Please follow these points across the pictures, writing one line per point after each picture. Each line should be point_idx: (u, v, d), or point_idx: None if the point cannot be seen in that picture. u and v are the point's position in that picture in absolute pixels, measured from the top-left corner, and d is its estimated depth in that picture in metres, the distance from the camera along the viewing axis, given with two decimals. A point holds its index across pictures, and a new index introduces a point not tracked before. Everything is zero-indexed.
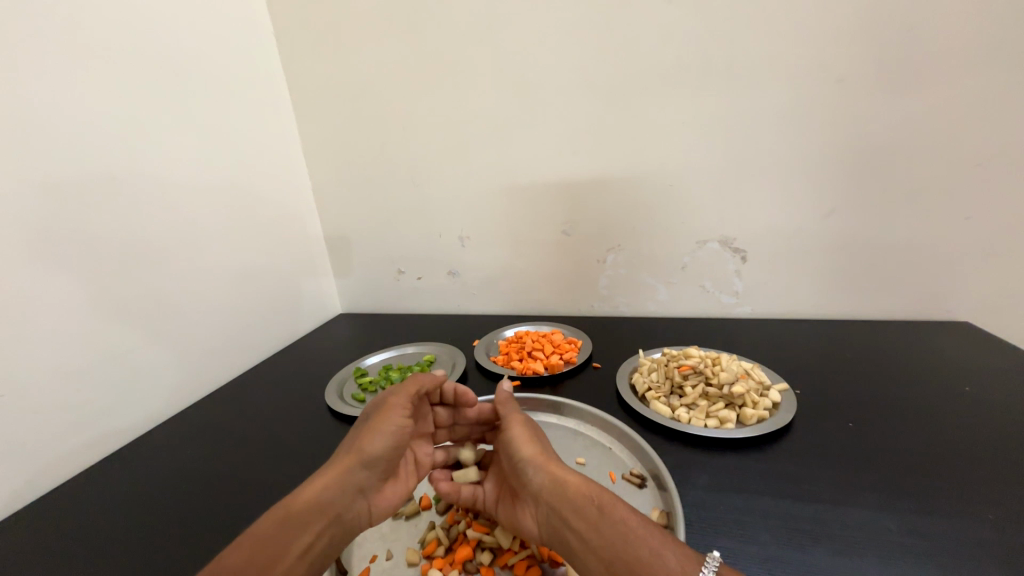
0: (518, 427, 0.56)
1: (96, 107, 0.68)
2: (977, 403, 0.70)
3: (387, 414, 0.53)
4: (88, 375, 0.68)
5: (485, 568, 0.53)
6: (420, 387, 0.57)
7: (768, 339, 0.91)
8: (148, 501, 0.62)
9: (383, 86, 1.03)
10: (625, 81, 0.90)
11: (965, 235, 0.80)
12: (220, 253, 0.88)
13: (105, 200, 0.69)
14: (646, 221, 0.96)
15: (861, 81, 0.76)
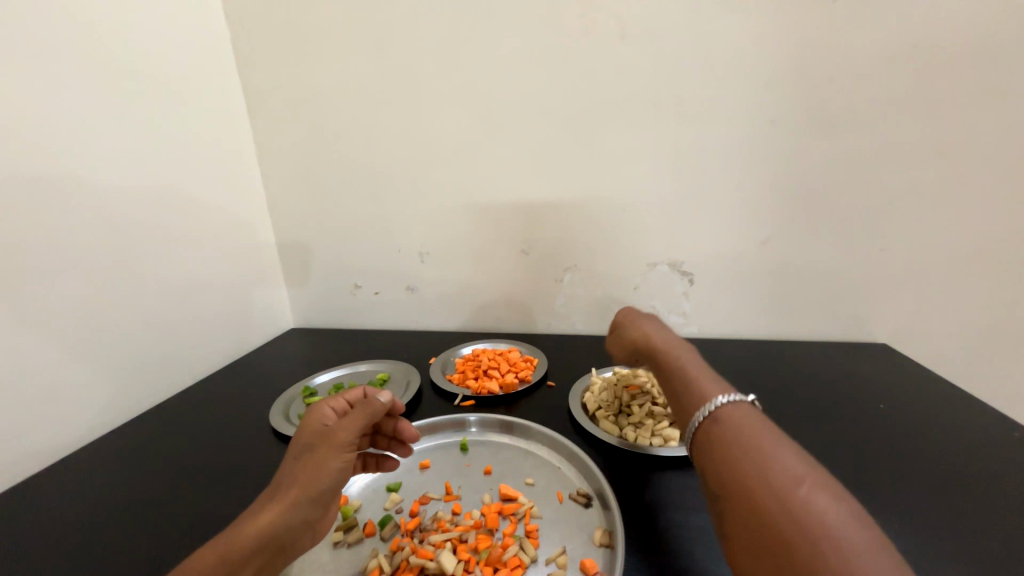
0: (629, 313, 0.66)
1: (19, 114, 0.67)
2: (892, 418, 0.75)
3: (341, 446, 0.52)
4: (6, 393, 0.66)
5: None
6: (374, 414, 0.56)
7: (711, 356, 0.95)
8: (83, 526, 0.61)
9: (340, 99, 1.03)
10: (578, 106, 0.93)
11: (879, 266, 0.91)
12: (160, 265, 0.88)
13: (25, 208, 0.68)
14: (598, 242, 1.00)
15: (789, 126, 0.86)
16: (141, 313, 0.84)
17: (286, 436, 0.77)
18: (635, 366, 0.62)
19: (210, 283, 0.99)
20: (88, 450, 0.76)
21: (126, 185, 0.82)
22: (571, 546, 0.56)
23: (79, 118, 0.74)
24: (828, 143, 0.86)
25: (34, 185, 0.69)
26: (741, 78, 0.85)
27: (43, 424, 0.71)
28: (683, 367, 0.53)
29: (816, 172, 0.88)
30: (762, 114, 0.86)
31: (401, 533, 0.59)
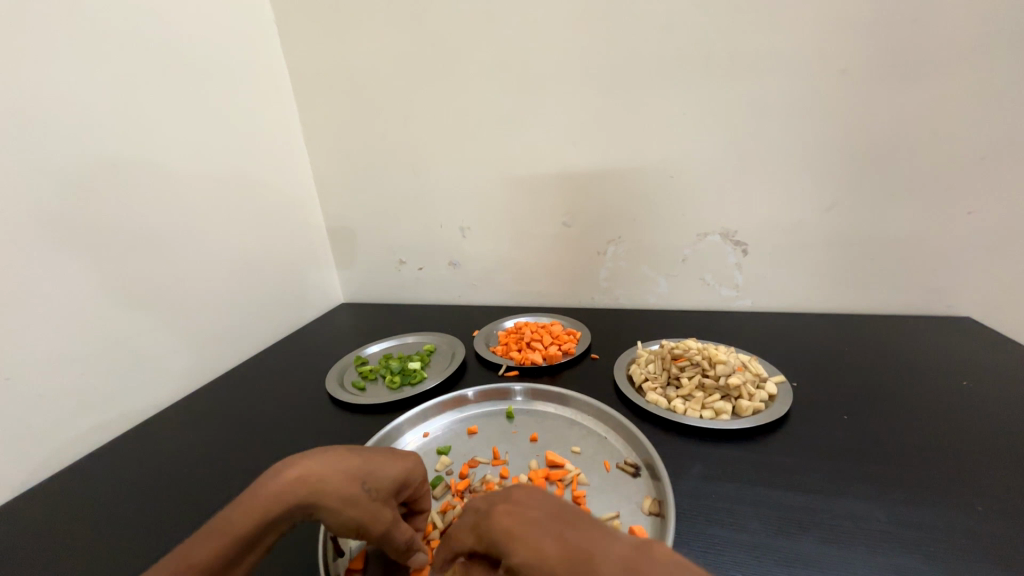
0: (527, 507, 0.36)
1: (96, 101, 0.72)
2: (978, 395, 0.68)
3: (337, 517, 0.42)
4: (100, 357, 0.74)
5: None
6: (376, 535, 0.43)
7: (767, 330, 0.91)
8: (171, 480, 0.68)
9: (380, 75, 1.03)
10: (623, 67, 0.88)
11: (966, 229, 0.82)
12: (221, 243, 0.94)
13: (105, 189, 0.74)
14: (643, 213, 0.96)
15: (861, 75, 0.78)
16: (207, 288, 0.91)
17: (343, 401, 0.82)
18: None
19: (266, 260, 1.05)
20: (171, 413, 0.84)
21: (190, 170, 0.87)
22: (620, 512, 0.55)
23: (147, 106, 0.79)
24: (908, 92, 0.77)
25: (114, 172, 0.75)
26: (804, 24, 0.77)
27: (131, 386, 0.80)
28: None
29: (892, 126, 0.79)
30: (828, 64, 0.78)
31: (453, 493, 0.62)
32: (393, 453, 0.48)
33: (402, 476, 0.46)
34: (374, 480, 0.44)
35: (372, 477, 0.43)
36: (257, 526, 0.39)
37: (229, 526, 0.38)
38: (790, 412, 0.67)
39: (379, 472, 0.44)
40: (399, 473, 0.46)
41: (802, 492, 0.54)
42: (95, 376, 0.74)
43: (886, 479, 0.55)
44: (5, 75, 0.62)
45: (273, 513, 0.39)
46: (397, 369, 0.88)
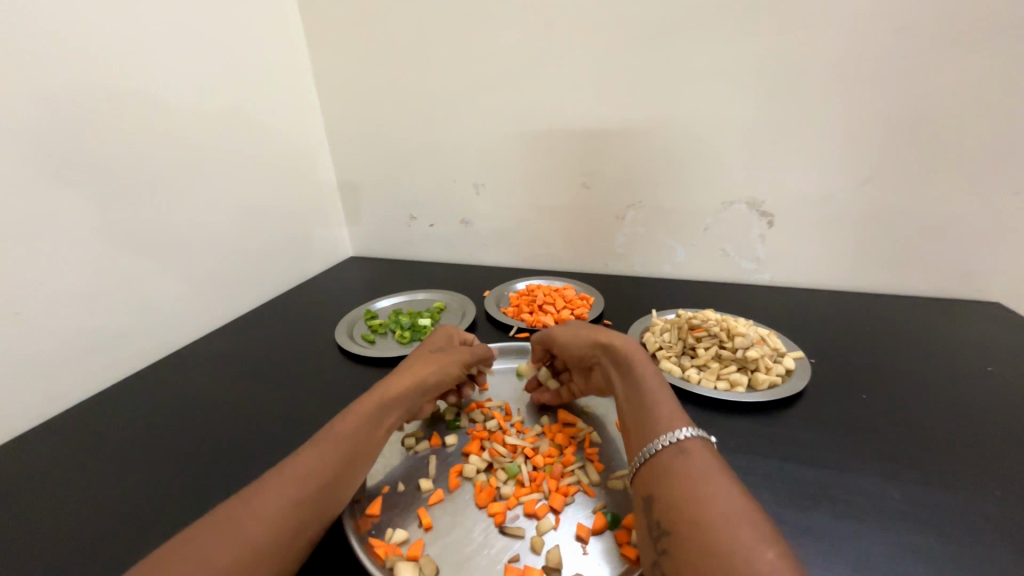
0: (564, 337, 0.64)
1: (92, 24, 0.67)
2: (1002, 382, 0.66)
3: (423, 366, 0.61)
4: (107, 296, 0.74)
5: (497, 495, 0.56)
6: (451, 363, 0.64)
7: (785, 305, 0.88)
8: (185, 421, 0.69)
9: (397, 12, 0.96)
10: (660, 12, 0.81)
11: (1014, 209, 0.77)
12: (228, 186, 0.91)
13: (105, 122, 0.70)
14: (668, 176, 0.92)
15: (925, 33, 0.71)
16: (214, 232, 0.89)
17: (353, 354, 0.82)
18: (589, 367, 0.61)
19: (274, 208, 1.02)
20: (182, 356, 0.85)
21: (195, 107, 0.83)
22: None
23: (148, 32, 0.74)
24: (973, 54, 0.70)
25: (118, 103, 0.71)
26: None
27: (142, 328, 0.80)
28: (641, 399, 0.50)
29: (950, 92, 0.73)
30: (887, 18, 0.72)
31: (469, 443, 0.64)
32: (429, 335, 0.69)
33: (445, 339, 0.68)
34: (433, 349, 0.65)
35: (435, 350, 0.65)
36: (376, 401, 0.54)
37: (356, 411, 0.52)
38: (806, 388, 0.66)
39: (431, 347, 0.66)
40: (441, 339, 0.68)
41: (814, 467, 0.54)
42: (106, 315, 0.74)
43: (900, 458, 0.54)
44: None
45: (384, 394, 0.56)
46: (407, 325, 0.88)
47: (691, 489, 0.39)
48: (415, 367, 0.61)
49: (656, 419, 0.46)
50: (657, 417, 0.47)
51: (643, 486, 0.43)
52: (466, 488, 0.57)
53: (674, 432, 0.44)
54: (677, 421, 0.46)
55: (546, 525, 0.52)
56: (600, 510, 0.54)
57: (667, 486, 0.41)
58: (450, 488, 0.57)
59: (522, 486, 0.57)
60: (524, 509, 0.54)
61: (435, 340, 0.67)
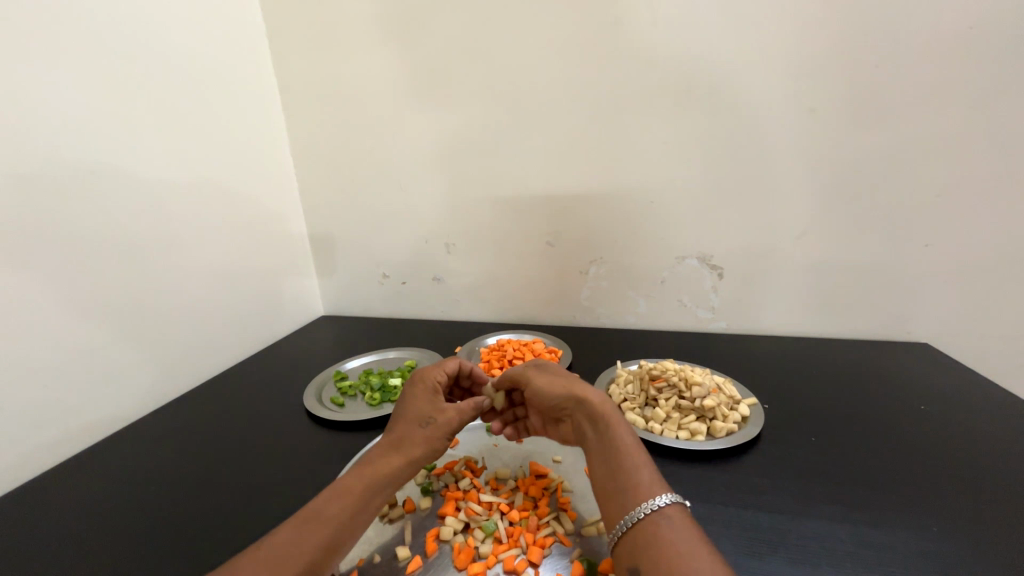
0: (538, 374, 0.62)
1: (72, 111, 0.71)
2: (932, 420, 0.72)
3: (410, 428, 0.59)
4: (64, 371, 0.72)
5: (476, 554, 0.56)
6: (439, 419, 0.61)
7: (741, 352, 0.94)
8: (139, 497, 0.66)
9: (371, 92, 1.05)
10: (607, 96, 0.92)
11: (924, 261, 0.87)
12: (199, 254, 0.92)
13: (78, 199, 0.72)
14: (625, 235, 0.99)
15: (828, 115, 0.83)
16: (183, 298, 0.89)
17: (321, 418, 0.81)
18: (562, 412, 0.58)
19: (245, 271, 1.03)
20: (140, 426, 0.81)
21: (170, 180, 0.86)
22: None
23: (125, 112, 0.78)
24: (872, 133, 0.82)
25: (91, 176, 0.74)
26: (775, 66, 0.83)
27: (98, 399, 0.77)
28: (616, 454, 0.49)
29: (856, 163, 0.84)
30: (797, 103, 0.84)
31: (443, 504, 0.62)
32: (416, 384, 0.66)
33: (431, 393, 0.64)
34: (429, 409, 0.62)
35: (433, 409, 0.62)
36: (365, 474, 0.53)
37: (344, 486, 0.52)
38: (762, 433, 0.70)
39: (420, 404, 0.63)
40: (430, 392, 0.65)
41: (770, 512, 0.56)
42: (60, 388, 0.71)
43: (850, 500, 0.58)
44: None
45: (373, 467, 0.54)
46: (377, 386, 0.88)
47: (676, 565, 0.39)
48: (400, 433, 0.59)
49: (632, 484, 0.45)
50: (636, 481, 0.45)
51: (626, 555, 0.42)
52: (444, 552, 0.57)
53: (652, 501, 0.43)
54: (653, 486, 0.45)
55: None
56: (578, 558, 0.55)
57: (653, 559, 0.40)
58: (427, 553, 0.56)
59: (500, 543, 0.57)
60: (504, 567, 0.54)
61: (423, 393, 0.64)
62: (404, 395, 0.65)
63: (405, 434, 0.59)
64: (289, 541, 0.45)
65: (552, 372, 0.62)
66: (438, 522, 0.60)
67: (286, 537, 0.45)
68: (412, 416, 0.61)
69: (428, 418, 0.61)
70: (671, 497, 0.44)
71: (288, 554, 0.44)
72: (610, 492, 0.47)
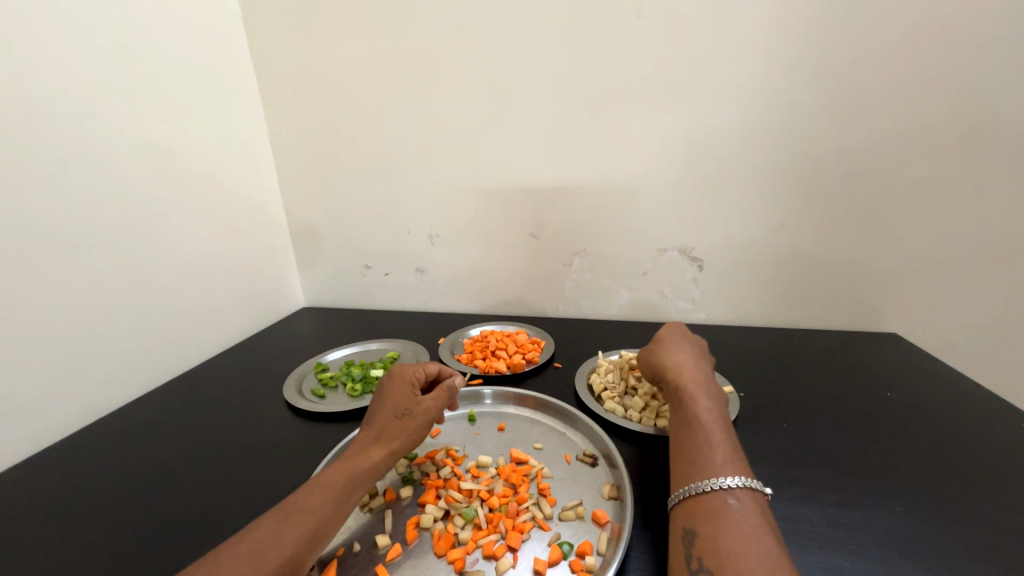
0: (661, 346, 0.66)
1: (38, 92, 0.68)
2: (899, 407, 0.75)
3: (386, 422, 0.59)
4: (31, 364, 0.69)
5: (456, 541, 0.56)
6: (414, 410, 0.60)
7: (719, 342, 0.96)
8: (112, 490, 0.64)
9: (353, 79, 1.03)
10: (592, 87, 0.92)
11: (894, 254, 0.90)
12: (175, 244, 0.90)
13: (45, 186, 0.69)
14: (608, 227, 1.00)
15: (806, 110, 0.85)
16: (158, 289, 0.87)
17: (301, 409, 0.80)
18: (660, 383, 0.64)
19: (222, 261, 1.01)
20: (112, 420, 0.79)
21: (144, 167, 0.83)
22: (584, 499, 0.60)
23: (95, 94, 0.75)
24: (847, 128, 0.84)
25: (58, 163, 0.71)
26: (757, 60, 0.84)
27: (68, 393, 0.74)
28: (697, 431, 0.53)
29: (832, 157, 0.86)
30: (777, 97, 0.85)
31: (424, 493, 0.63)
32: (391, 377, 0.65)
33: (406, 384, 0.63)
34: (407, 400, 0.61)
35: (411, 400, 0.62)
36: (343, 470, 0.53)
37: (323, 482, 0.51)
38: (737, 421, 0.72)
39: (395, 395, 0.61)
40: (405, 383, 0.63)
41: None
42: (27, 381, 0.69)
43: (819, 483, 0.60)
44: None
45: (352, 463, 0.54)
46: (359, 377, 0.87)
47: (732, 538, 0.42)
48: (378, 429, 0.58)
49: (707, 459, 0.49)
50: (712, 460, 0.49)
51: (684, 516, 0.47)
52: (424, 540, 0.57)
53: (722, 479, 0.47)
54: (728, 467, 0.48)
55: (504, 563, 0.53)
56: (556, 542, 0.55)
57: (710, 527, 0.44)
58: (407, 541, 0.56)
59: (480, 529, 0.58)
60: (483, 552, 0.55)
61: (398, 385, 0.63)
62: (380, 386, 0.64)
63: (382, 429, 0.58)
64: (268, 537, 0.45)
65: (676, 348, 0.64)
66: (418, 511, 0.61)
67: (265, 533, 0.45)
68: (387, 410, 0.60)
69: (404, 410, 0.60)
70: (747, 481, 0.46)
71: (274, 550, 0.44)
72: (681, 460, 0.52)
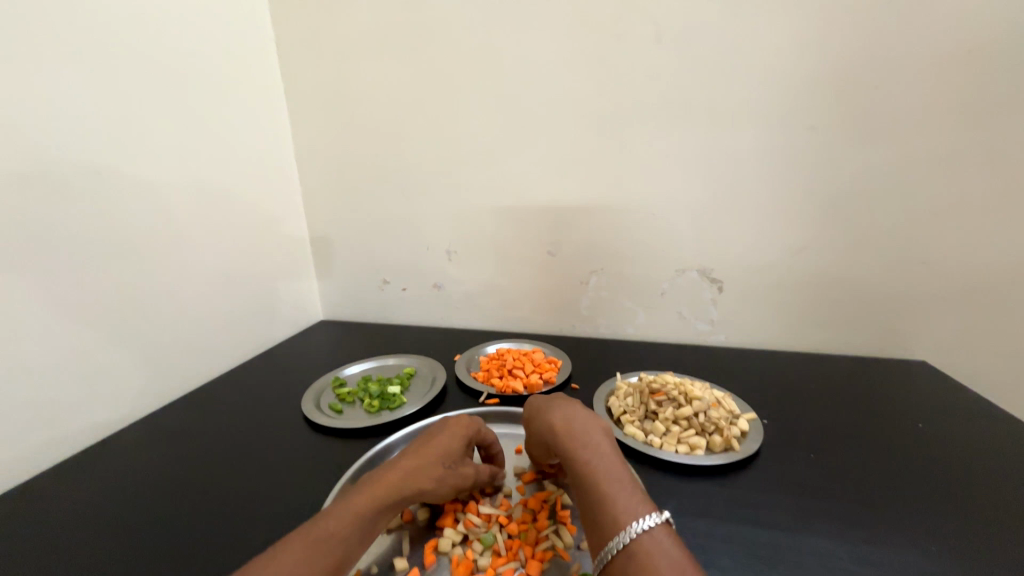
0: (535, 414, 0.62)
1: (79, 109, 0.72)
2: (929, 438, 0.72)
3: (434, 469, 0.57)
4: (59, 372, 0.71)
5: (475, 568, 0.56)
6: (461, 474, 0.60)
7: (740, 366, 0.94)
8: (132, 502, 0.65)
9: (376, 98, 1.05)
10: (612, 109, 0.93)
11: (922, 279, 0.88)
12: (200, 255, 0.92)
13: (79, 197, 0.72)
14: (626, 247, 1.00)
15: (829, 133, 0.84)
16: (181, 300, 0.89)
17: (318, 424, 0.80)
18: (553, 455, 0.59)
19: (244, 274, 1.03)
20: (134, 430, 0.81)
21: (175, 180, 0.87)
22: None
23: (132, 111, 0.79)
24: (870, 152, 0.84)
25: (94, 176, 0.74)
26: (777, 83, 0.84)
27: (93, 401, 0.76)
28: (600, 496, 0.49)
29: (856, 181, 0.85)
30: (798, 120, 0.85)
31: (442, 515, 0.62)
32: (456, 423, 0.64)
33: (465, 441, 0.62)
34: (448, 447, 0.61)
35: (452, 447, 0.61)
36: (378, 505, 0.52)
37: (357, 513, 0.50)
38: (760, 449, 0.70)
39: (451, 445, 0.61)
40: (463, 439, 0.62)
41: (768, 528, 0.57)
42: (55, 389, 0.70)
43: (847, 517, 0.58)
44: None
45: (388, 499, 0.53)
46: (376, 393, 0.87)
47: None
48: (424, 470, 0.57)
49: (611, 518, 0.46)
50: (616, 511, 0.47)
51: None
52: (443, 564, 0.56)
53: (633, 525, 0.45)
54: (633, 509, 0.47)
55: None
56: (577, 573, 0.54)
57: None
58: (425, 565, 0.56)
59: (499, 556, 0.57)
60: None
61: (457, 435, 0.62)
62: (441, 426, 0.63)
63: (426, 472, 0.57)
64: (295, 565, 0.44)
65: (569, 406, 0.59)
66: (437, 534, 0.60)
67: (296, 559, 0.44)
68: (440, 457, 0.59)
69: (452, 466, 0.59)
70: (654, 518, 0.45)
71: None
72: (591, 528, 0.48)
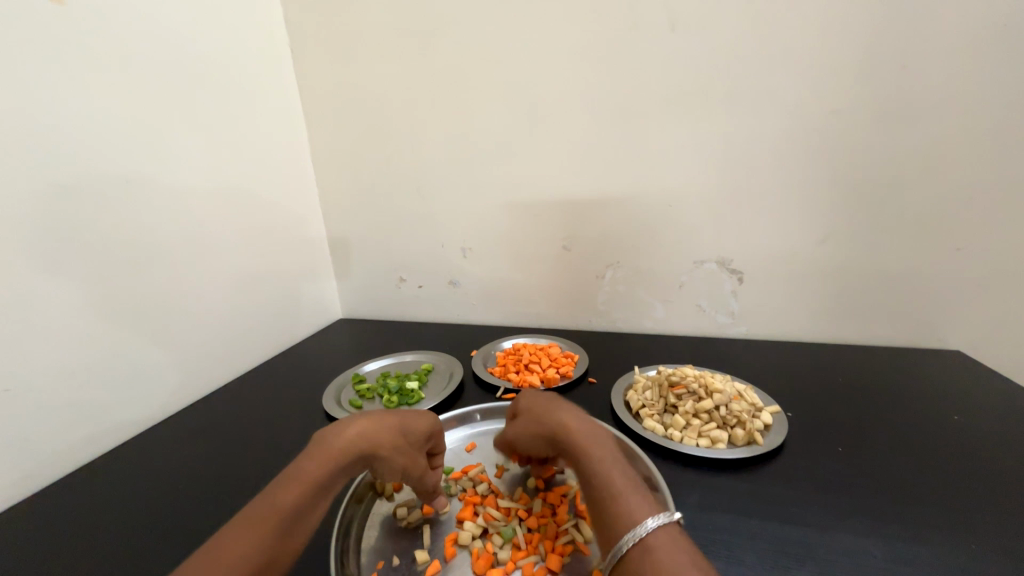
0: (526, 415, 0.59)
1: (109, 118, 0.74)
2: (968, 431, 0.69)
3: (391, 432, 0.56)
4: (95, 373, 0.73)
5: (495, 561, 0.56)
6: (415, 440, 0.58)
7: (762, 358, 0.92)
8: (165, 497, 0.67)
9: (390, 97, 1.06)
10: (627, 99, 0.91)
11: (956, 266, 0.84)
12: (223, 257, 0.94)
13: (110, 204, 0.74)
14: (643, 239, 0.98)
15: (856, 116, 0.81)
16: (207, 301, 0.91)
17: (339, 420, 0.81)
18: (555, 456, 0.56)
19: (265, 274, 1.05)
20: (165, 428, 0.83)
21: (200, 185, 0.89)
22: None
23: (158, 119, 0.81)
24: (900, 133, 0.80)
25: (123, 185, 0.76)
26: (798, 65, 0.81)
27: (126, 400, 0.79)
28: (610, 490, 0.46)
29: (884, 164, 0.82)
30: (822, 103, 0.82)
31: (461, 509, 0.62)
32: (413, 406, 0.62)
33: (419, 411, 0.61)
34: (409, 419, 0.58)
35: (409, 420, 0.58)
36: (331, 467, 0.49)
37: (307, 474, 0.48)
38: (785, 443, 0.68)
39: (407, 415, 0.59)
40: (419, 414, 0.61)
41: (796, 524, 0.55)
42: (90, 389, 0.73)
43: (880, 514, 0.56)
44: (9, 83, 0.62)
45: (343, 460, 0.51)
46: (394, 389, 0.88)
47: None
48: (380, 433, 0.55)
49: (624, 516, 0.43)
50: (625, 509, 0.44)
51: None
52: (463, 558, 0.56)
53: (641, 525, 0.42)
54: (642, 509, 0.43)
55: None
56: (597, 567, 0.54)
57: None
58: (446, 558, 0.56)
59: (519, 549, 0.57)
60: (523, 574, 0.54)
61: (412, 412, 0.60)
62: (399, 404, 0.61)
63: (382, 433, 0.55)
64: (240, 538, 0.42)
65: (553, 404, 0.58)
66: (456, 527, 0.60)
67: (244, 532, 0.42)
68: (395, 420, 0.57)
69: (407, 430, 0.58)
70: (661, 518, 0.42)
71: (238, 559, 0.40)
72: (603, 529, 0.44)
